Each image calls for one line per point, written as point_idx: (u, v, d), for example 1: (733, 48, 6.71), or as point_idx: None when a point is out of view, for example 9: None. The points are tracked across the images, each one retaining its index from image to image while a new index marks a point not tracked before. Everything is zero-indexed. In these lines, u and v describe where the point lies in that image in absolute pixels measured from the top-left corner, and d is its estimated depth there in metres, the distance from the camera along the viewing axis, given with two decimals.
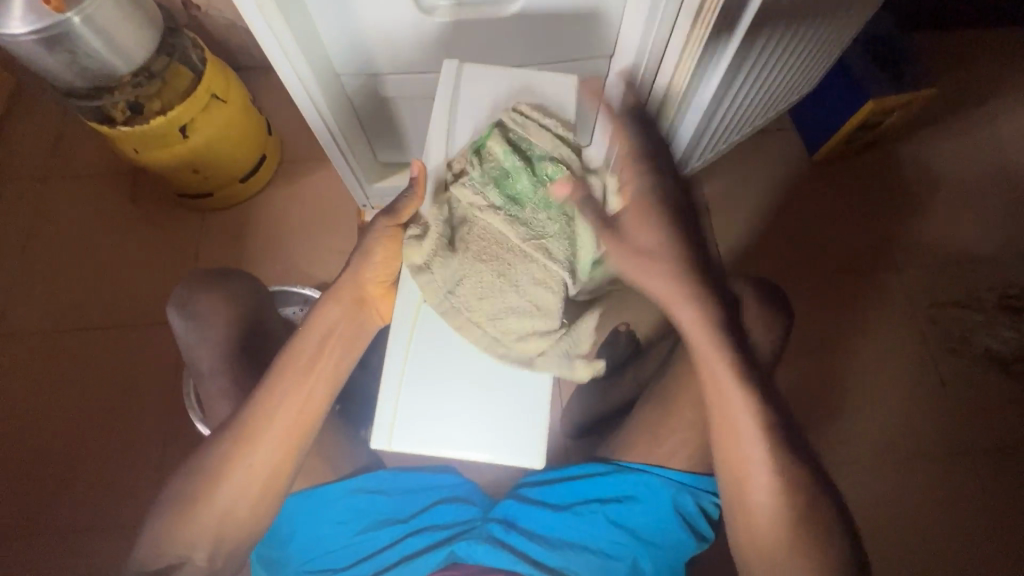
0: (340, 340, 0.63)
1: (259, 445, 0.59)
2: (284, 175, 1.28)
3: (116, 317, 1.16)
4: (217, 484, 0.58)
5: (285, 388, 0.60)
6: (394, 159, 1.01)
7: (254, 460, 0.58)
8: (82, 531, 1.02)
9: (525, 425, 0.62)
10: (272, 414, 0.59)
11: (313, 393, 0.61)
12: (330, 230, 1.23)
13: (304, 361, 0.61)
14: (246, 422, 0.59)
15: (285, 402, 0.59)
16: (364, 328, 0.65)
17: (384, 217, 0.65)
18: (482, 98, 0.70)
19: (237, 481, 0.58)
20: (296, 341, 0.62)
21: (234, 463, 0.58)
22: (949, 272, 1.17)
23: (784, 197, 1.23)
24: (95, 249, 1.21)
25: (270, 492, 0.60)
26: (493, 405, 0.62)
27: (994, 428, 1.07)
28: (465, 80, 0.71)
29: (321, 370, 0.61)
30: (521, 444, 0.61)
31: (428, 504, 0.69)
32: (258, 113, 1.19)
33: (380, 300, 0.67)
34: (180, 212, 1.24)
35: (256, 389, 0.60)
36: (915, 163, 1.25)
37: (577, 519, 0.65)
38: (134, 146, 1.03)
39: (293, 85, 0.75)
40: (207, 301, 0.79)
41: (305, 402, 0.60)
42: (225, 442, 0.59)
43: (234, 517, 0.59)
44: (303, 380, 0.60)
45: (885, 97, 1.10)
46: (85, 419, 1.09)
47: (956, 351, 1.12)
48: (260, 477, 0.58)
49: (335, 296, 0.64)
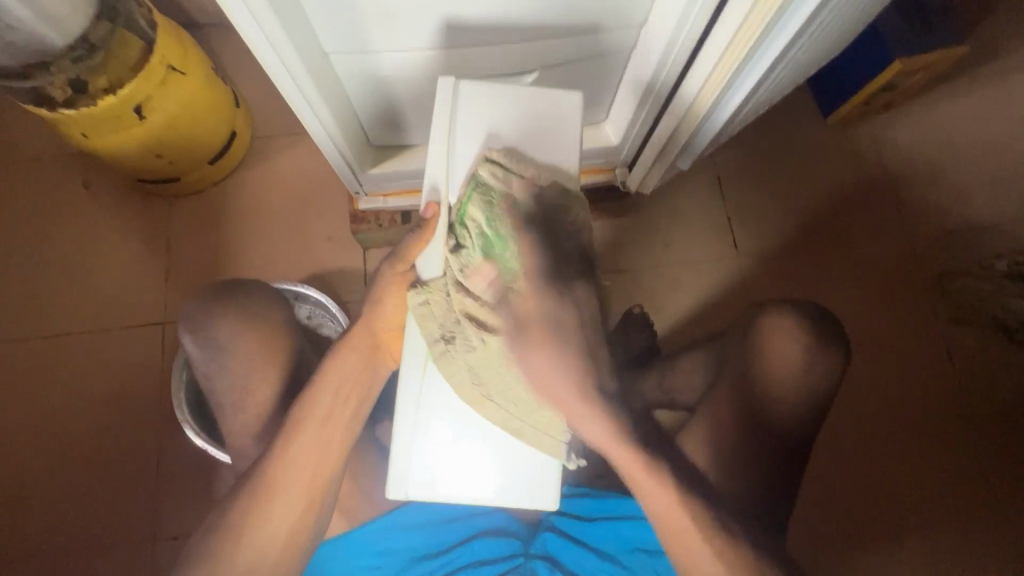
0: (359, 389, 0.64)
1: (279, 500, 0.60)
2: (257, 154, 1.14)
3: (82, 321, 1.05)
4: (244, 539, 0.58)
5: (304, 441, 0.61)
6: (390, 142, 0.90)
7: (274, 515, 0.59)
8: (70, 552, 0.96)
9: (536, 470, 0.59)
10: (290, 466, 0.60)
11: (330, 443, 0.62)
12: (314, 213, 1.12)
13: (320, 412, 0.62)
14: (268, 476, 0.60)
15: (304, 453, 0.61)
16: (377, 373, 0.65)
17: (389, 262, 0.63)
18: (484, 122, 0.62)
19: (267, 532, 0.59)
20: (310, 393, 0.63)
21: (256, 518, 0.59)
22: (970, 239, 1.12)
23: (798, 165, 1.17)
24: (49, 244, 1.08)
25: (294, 545, 0.61)
26: (507, 453, 0.60)
27: (1002, 399, 1.06)
28: (465, 101, 0.62)
29: (337, 421, 0.63)
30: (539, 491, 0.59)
31: (466, 537, 0.71)
32: (224, 83, 1.03)
33: (392, 343, 0.66)
34: (141, 199, 1.11)
35: (275, 444, 0.61)
36: (936, 123, 1.18)
37: (617, 565, 0.69)
38: (82, 131, 0.89)
39: (274, 69, 0.64)
40: (224, 322, 0.73)
41: (321, 458, 0.61)
42: (247, 496, 0.60)
43: (261, 569, 0.59)
44: (320, 431, 0.62)
45: (913, 56, 1.02)
46: (58, 433, 1.01)
47: (964, 321, 1.09)
48: (282, 532, 0.59)
49: (347, 345, 0.64)
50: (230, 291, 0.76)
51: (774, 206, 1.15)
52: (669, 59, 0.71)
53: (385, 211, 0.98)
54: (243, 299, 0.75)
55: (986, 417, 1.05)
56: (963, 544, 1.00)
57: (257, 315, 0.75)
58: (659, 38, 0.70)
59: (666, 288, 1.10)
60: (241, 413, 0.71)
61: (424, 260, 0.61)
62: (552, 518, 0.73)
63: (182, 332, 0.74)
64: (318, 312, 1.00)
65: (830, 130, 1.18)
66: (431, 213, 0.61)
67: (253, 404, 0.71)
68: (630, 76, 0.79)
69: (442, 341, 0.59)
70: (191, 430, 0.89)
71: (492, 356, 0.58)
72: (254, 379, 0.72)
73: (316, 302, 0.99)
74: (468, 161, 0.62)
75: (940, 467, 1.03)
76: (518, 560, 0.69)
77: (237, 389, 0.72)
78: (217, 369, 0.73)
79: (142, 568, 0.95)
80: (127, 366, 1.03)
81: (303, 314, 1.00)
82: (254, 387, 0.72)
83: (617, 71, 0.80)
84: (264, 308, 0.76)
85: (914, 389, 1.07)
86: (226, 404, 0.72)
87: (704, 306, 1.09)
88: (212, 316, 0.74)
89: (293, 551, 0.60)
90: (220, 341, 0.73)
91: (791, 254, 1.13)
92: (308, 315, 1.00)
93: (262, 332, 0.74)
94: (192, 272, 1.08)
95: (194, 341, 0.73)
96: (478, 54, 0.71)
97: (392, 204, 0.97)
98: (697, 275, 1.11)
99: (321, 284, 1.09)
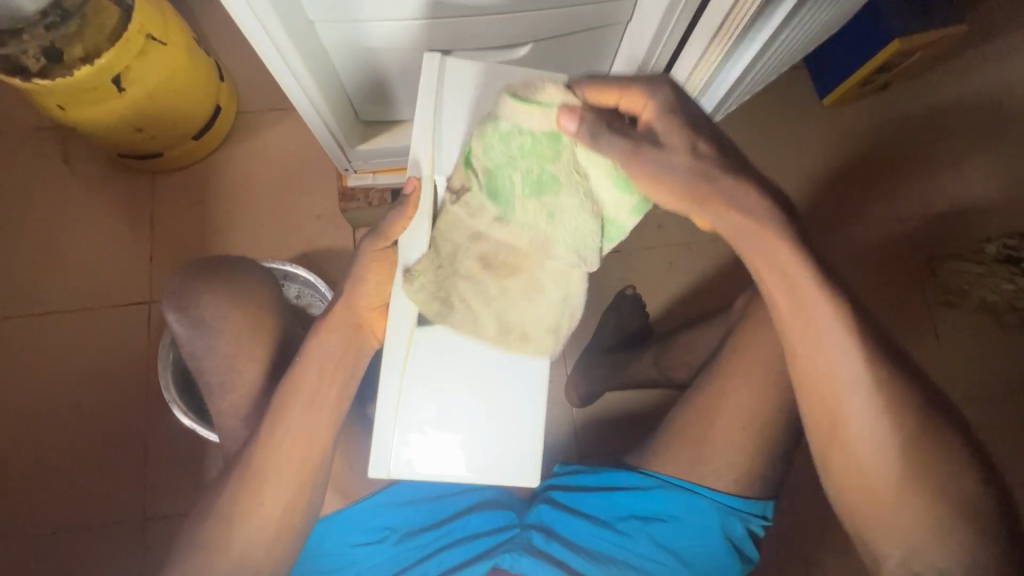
0: (342, 369, 0.63)
1: (271, 482, 0.59)
2: (243, 129, 1.11)
3: (67, 300, 1.03)
4: (238, 522, 0.59)
5: (292, 424, 0.60)
6: (378, 117, 0.88)
7: (267, 498, 0.59)
8: (58, 532, 0.95)
9: (521, 445, 0.61)
10: (278, 450, 0.60)
11: (319, 423, 0.61)
12: (302, 191, 1.10)
13: (306, 394, 0.61)
14: (261, 459, 0.60)
15: (293, 435, 0.60)
16: (361, 353, 0.64)
17: (368, 239, 0.62)
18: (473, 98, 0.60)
19: (259, 515, 0.59)
20: (296, 375, 0.61)
21: (250, 501, 0.59)
22: (962, 222, 1.13)
23: (794, 146, 1.16)
24: (28, 220, 1.05)
25: (289, 528, 0.61)
26: (490, 430, 0.60)
27: (987, 381, 1.07)
28: (454, 78, 0.61)
29: (325, 402, 0.62)
30: (519, 468, 0.60)
31: (461, 511, 0.73)
32: (206, 55, 0.99)
33: (375, 322, 0.65)
34: (124, 175, 1.08)
35: (266, 427, 0.61)
36: (932, 105, 1.17)
37: (615, 532, 0.69)
38: (58, 103, 0.86)
39: (257, 37, 0.62)
40: (211, 297, 0.72)
41: (312, 441, 0.61)
42: (241, 478, 0.60)
43: (255, 550, 0.59)
44: (308, 412, 0.61)
45: (910, 36, 1.01)
46: (43, 414, 0.99)
47: (953, 303, 1.09)
48: (275, 515, 0.59)
49: (329, 327, 0.62)
50: (216, 268, 0.75)
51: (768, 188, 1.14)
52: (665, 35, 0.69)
53: (374, 189, 0.97)
54: (229, 275, 0.74)
55: (971, 397, 1.06)
56: None
57: (247, 295, 0.74)
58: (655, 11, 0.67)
59: (660, 270, 1.10)
60: (229, 391, 0.71)
61: (408, 238, 0.60)
62: (548, 491, 0.74)
63: (167, 310, 0.72)
64: (308, 292, 0.99)
65: (827, 111, 1.17)
66: (413, 189, 0.59)
67: (242, 383, 0.71)
68: (627, 50, 0.77)
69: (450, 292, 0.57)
70: (178, 409, 0.88)
71: (497, 292, 0.57)
72: (242, 359, 0.71)
73: (304, 282, 0.98)
74: (458, 131, 0.60)
75: None
76: (513, 530, 0.71)
77: (225, 369, 0.71)
78: (206, 349, 0.72)
79: (132, 547, 0.95)
80: (113, 346, 1.02)
81: (292, 294, 0.99)
82: (242, 367, 0.71)
83: (613, 43, 0.78)
84: (250, 285, 0.75)
85: None
86: (214, 384, 0.71)
87: (698, 287, 1.09)
88: (198, 293, 0.72)
89: (286, 534, 0.60)
90: (208, 319, 0.71)
91: None
92: (297, 295, 0.99)
93: (250, 310, 0.73)
94: (177, 251, 1.06)
95: (180, 319, 0.72)
96: (470, 25, 0.69)
97: (381, 181, 0.96)
98: (691, 257, 1.11)
99: (309, 263, 1.07)
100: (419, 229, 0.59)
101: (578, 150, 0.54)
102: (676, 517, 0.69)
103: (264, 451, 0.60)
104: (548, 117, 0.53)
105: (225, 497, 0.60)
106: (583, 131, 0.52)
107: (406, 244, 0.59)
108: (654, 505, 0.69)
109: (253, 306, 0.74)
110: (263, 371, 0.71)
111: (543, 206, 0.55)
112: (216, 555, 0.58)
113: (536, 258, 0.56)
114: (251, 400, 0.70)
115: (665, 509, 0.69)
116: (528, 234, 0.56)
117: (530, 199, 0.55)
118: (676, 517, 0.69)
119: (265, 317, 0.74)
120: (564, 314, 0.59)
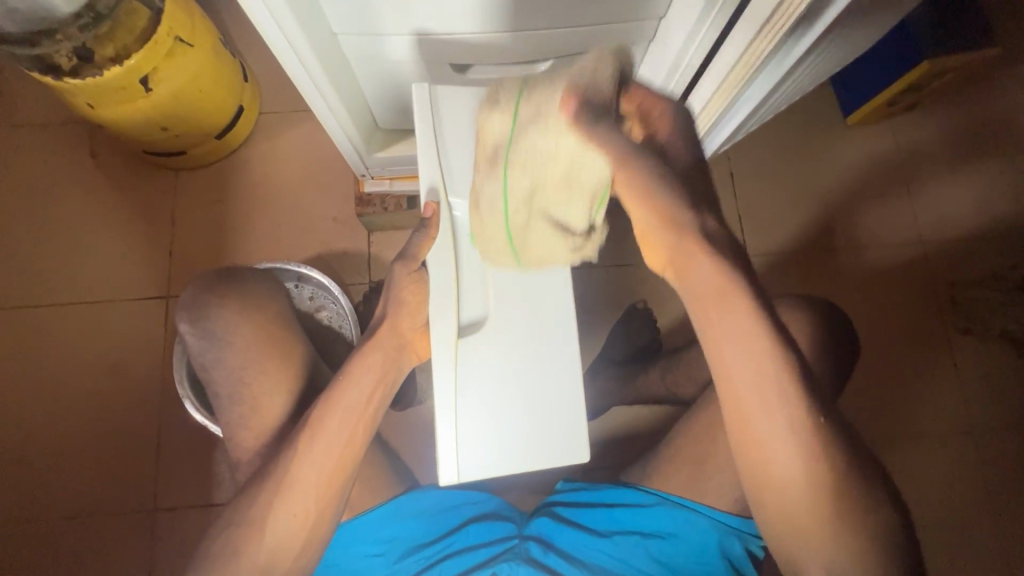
0: (384, 386, 0.67)
1: (300, 494, 0.61)
2: (264, 130, 1.13)
3: (96, 293, 1.06)
4: (264, 531, 0.60)
5: (324, 438, 0.62)
6: (396, 126, 0.89)
7: (298, 509, 0.61)
8: (75, 519, 0.98)
9: (569, 423, 0.67)
10: (308, 463, 0.62)
11: (354, 436, 0.64)
12: (319, 193, 1.11)
13: (347, 408, 0.64)
14: (286, 471, 0.61)
15: (325, 450, 0.62)
16: (402, 370, 0.69)
17: (400, 264, 0.67)
18: (462, 117, 0.66)
19: (283, 523, 0.61)
20: (335, 390, 0.64)
21: (280, 512, 0.61)
22: (984, 247, 1.10)
23: (814, 165, 1.14)
24: (58, 214, 1.08)
25: (312, 539, 0.62)
26: (540, 417, 0.67)
27: (1002, 413, 1.05)
28: (441, 107, 0.66)
29: (365, 413, 0.65)
30: (570, 446, 0.67)
31: (463, 522, 0.74)
32: (232, 57, 1.01)
33: (418, 341, 0.70)
34: (152, 172, 1.10)
35: (294, 440, 0.63)
36: (957, 128, 1.14)
37: (617, 549, 0.69)
38: (88, 100, 0.88)
39: (282, 52, 0.63)
40: (220, 309, 0.75)
41: (342, 455, 0.63)
42: (266, 490, 0.61)
43: (280, 559, 0.61)
44: (343, 426, 0.63)
45: (942, 57, 0.98)
46: (65, 403, 1.02)
47: (974, 332, 1.07)
48: (303, 526, 0.61)
49: (372, 346, 0.67)
50: (228, 277, 0.78)
51: (784, 205, 1.13)
52: (680, 69, 0.73)
53: (390, 195, 0.99)
54: (241, 284, 0.78)
55: (989, 427, 1.04)
56: (957, 554, 1.00)
57: (256, 305, 0.77)
58: (673, 45, 0.70)
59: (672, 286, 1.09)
60: (240, 401, 0.72)
61: (434, 256, 0.67)
62: (551, 506, 0.75)
63: (179, 320, 0.75)
64: (321, 293, 1.00)
65: (849, 130, 1.15)
66: (431, 213, 0.65)
67: (258, 385, 0.73)
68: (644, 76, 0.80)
69: (483, 156, 0.61)
70: (191, 406, 0.89)
71: (522, 175, 0.58)
72: (254, 366, 0.73)
73: (318, 283, 0.99)
74: (459, 152, 0.66)
75: (940, 474, 1.03)
76: (512, 541, 0.71)
77: (242, 372, 0.73)
78: (221, 355, 0.74)
79: (145, 536, 0.97)
80: (136, 339, 1.04)
81: (306, 295, 1.00)
82: (253, 374, 0.73)
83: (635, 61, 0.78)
84: (261, 296, 0.79)
85: (920, 398, 1.06)
86: (223, 392, 0.73)
87: None
88: (207, 304, 0.75)
89: (312, 546, 0.62)
90: (217, 330, 0.74)
91: (802, 256, 1.11)
92: (310, 297, 1.00)
93: (262, 321, 0.76)
94: (199, 248, 1.08)
95: (192, 330, 0.75)
96: (495, 42, 0.69)
97: (397, 188, 0.98)
98: None
99: (323, 265, 1.09)
100: (443, 250, 0.67)
101: (506, 182, 0.59)
102: (676, 534, 0.69)
103: (293, 462, 0.62)
104: (490, 142, 0.59)
105: (246, 506, 0.62)
106: (493, 166, 0.60)
107: (439, 265, 0.66)
108: (652, 522, 0.70)
109: (263, 316, 0.77)
110: (275, 385, 0.73)
111: (538, 147, 0.55)
112: (240, 558, 0.60)
113: (545, 165, 0.56)
114: (262, 409, 0.72)
115: (664, 526, 0.70)
116: (547, 144, 0.55)
117: (531, 132, 0.55)
118: (674, 534, 0.69)
119: (276, 327, 0.77)
120: (555, 232, 0.62)
